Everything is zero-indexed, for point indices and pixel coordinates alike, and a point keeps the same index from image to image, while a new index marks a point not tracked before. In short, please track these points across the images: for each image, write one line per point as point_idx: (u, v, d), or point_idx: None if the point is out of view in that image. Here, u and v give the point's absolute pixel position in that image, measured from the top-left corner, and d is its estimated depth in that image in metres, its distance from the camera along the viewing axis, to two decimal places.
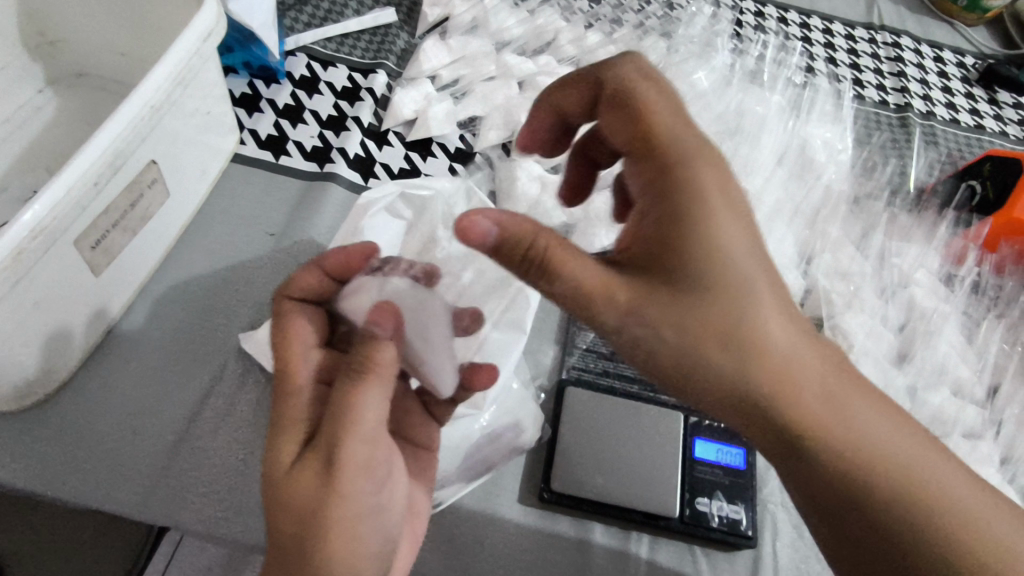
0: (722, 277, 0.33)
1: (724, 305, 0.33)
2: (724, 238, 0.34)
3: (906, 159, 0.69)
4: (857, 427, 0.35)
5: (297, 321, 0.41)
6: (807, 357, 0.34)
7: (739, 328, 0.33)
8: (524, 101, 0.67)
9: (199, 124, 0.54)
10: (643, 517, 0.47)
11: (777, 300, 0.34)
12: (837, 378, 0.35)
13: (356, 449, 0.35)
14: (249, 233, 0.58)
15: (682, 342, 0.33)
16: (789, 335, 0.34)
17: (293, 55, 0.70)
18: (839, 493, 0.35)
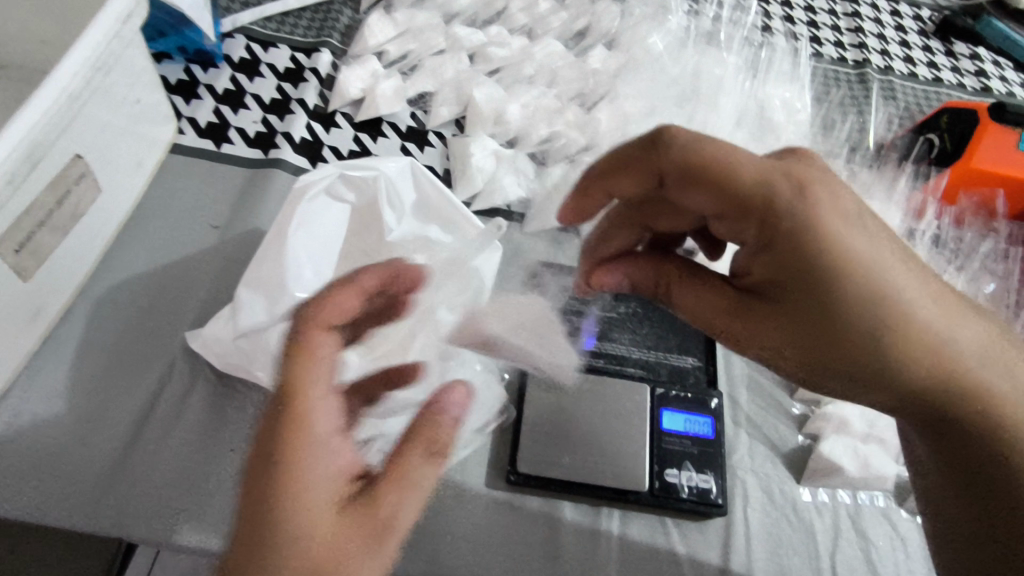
0: (816, 283, 0.35)
1: (834, 307, 0.35)
2: (830, 243, 0.35)
3: (865, 115, 0.68)
4: (985, 382, 0.35)
5: (329, 346, 0.33)
6: (925, 330, 0.35)
7: (871, 333, 0.35)
8: (474, 74, 0.65)
9: (128, 114, 0.51)
10: (612, 492, 0.47)
11: (917, 290, 0.35)
12: (970, 342, 0.35)
13: (409, 513, 0.32)
14: (193, 226, 0.55)
15: (818, 344, 0.36)
16: (915, 318, 0.35)
17: (231, 36, 0.66)
18: (968, 470, 0.36)
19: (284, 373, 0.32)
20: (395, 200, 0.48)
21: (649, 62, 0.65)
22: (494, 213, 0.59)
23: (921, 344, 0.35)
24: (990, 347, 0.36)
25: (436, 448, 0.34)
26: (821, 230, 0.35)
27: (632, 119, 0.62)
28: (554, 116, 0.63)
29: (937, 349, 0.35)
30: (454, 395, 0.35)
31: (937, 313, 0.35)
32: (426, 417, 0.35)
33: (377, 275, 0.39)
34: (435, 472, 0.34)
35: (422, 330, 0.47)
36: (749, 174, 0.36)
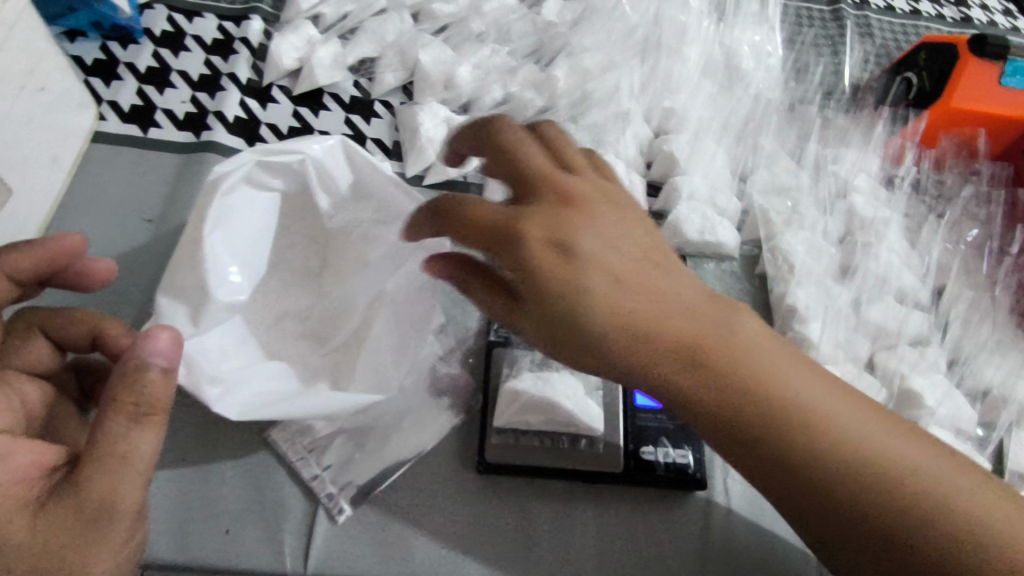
0: (579, 306, 0.32)
1: (570, 318, 0.32)
2: (524, 266, 0.32)
3: (840, 55, 0.64)
4: (795, 399, 0.32)
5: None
6: (699, 352, 0.32)
7: (639, 322, 0.32)
8: (420, 35, 0.60)
9: (27, 103, 0.46)
10: (586, 475, 0.45)
11: (646, 297, 0.32)
12: (761, 353, 0.32)
13: (132, 486, 0.31)
14: (122, 221, 0.51)
15: (616, 359, 0.32)
16: (688, 326, 0.32)
17: (151, 7, 0.60)
18: (821, 508, 0.31)
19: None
20: (328, 183, 0.43)
21: (608, 11, 0.61)
22: (451, 186, 0.55)
23: (737, 367, 0.32)
24: (776, 357, 0.33)
25: (144, 408, 0.32)
26: (585, 263, 0.32)
27: (591, 75, 0.58)
28: (509, 76, 0.59)
29: (730, 365, 0.32)
30: (157, 344, 0.33)
31: (691, 328, 0.32)
32: (122, 383, 0.32)
33: (42, 250, 0.37)
34: (155, 432, 0.32)
35: (373, 320, 0.43)
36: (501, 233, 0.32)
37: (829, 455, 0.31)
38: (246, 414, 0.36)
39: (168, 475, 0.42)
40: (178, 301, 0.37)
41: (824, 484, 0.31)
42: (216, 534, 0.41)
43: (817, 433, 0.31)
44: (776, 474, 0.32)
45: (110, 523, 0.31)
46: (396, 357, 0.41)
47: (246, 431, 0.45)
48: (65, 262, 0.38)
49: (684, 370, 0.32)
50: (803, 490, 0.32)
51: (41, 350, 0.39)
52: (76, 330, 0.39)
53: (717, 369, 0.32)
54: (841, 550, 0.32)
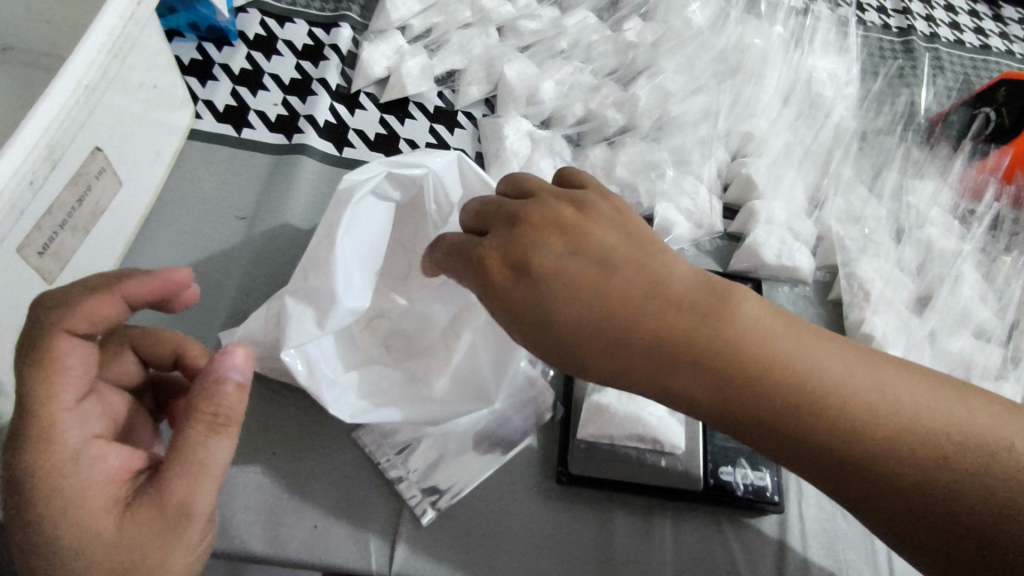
0: (594, 328, 0.31)
1: (592, 332, 0.32)
2: (549, 291, 0.32)
3: (914, 87, 0.65)
4: (821, 383, 0.30)
5: (74, 363, 0.30)
6: (717, 347, 0.31)
7: (655, 324, 0.31)
8: (505, 50, 0.61)
9: (146, 100, 0.48)
10: (666, 492, 0.45)
11: (641, 301, 0.32)
12: (767, 336, 0.31)
13: (206, 493, 0.31)
14: (215, 217, 0.52)
15: (642, 366, 0.31)
16: (692, 326, 0.31)
17: (245, 11, 0.62)
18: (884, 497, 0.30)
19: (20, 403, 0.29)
20: (442, 198, 0.43)
21: (690, 35, 0.62)
22: None
23: (752, 371, 0.30)
24: (789, 339, 0.32)
25: (221, 418, 0.32)
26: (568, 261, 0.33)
27: (673, 97, 0.59)
28: (591, 94, 0.60)
29: (744, 357, 0.30)
30: (232, 360, 0.34)
31: (698, 324, 0.31)
32: (202, 394, 0.32)
33: (159, 279, 0.34)
34: (231, 442, 0.32)
35: (464, 331, 0.44)
36: (520, 272, 0.33)
37: (866, 450, 0.29)
38: (357, 416, 0.39)
39: (260, 467, 0.43)
40: (305, 305, 0.37)
41: (876, 469, 0.29)
42: (305, 529, 0.42)
43: (837, 427, 0.30)
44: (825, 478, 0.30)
45: (184, 531, 0.30)
46: (495, 369, 0.43)
47: (335, 430, 0.46)
48: (167, 293, 0.35)
49: (705, 387, 0.31)
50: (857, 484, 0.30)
51: (127, 365, 0.37)
52: (158, 351, 0.37)
53: (731, 375, 0.30)
54: (917, 530, 0.29)
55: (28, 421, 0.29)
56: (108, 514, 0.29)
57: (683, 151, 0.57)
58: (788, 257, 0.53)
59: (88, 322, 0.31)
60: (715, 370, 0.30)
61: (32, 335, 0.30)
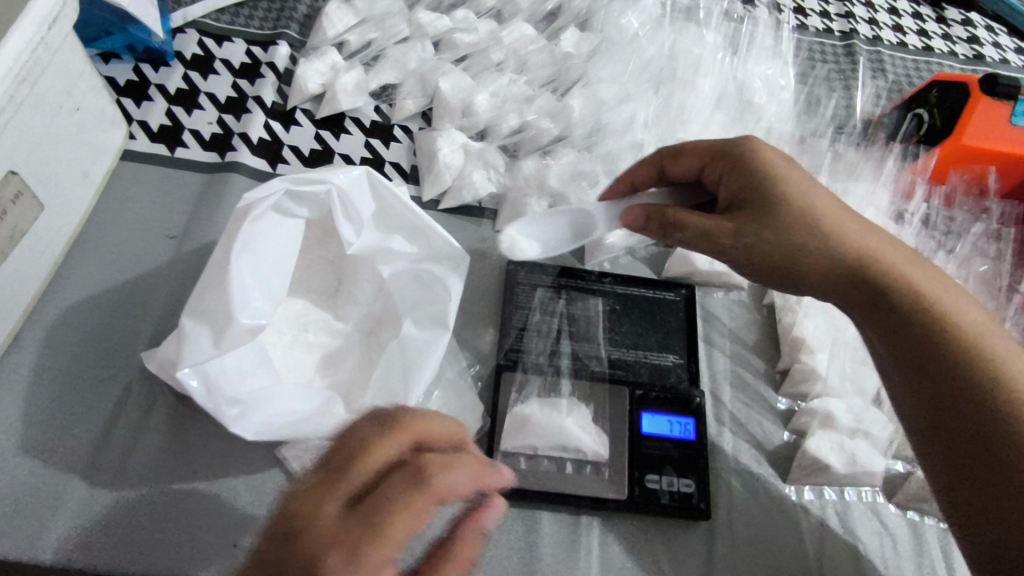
0: (770, 209, 0.42)
1: (779, 211, 0.41)
2: (773, 169, 0.43)
3: (852, 90, 0.65)
4: (925, 291, 0.40)
5: (402, 523, 0.30)
6: (854, 248, 0.41)
7: (820, 218, 0.41)
8: (440, 63, 0.62)
9: (69, 122, 0.48)
10: (591, 502, 0.45)
11: (840, 208, 0.42)
12: (912, 266, 0.41)
13: None
14: (146, 237, 0.53)
15: (780, 243, 0.41)
16: (868, 240, 0.41)
17: (182, 31, 0.63)
18: (939, 391, 0.38)
19: (344, 524, 0.29)
20: (353, 214, 0.44)
21: (625, 44, 0.63)
22: (465, 211, 0.57)
23: (891, 274, 0.40)
24: (916, 265, 0.41)
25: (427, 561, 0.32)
26: (786, 170, 0.43)
27: (606, 106, 0.60)
28: (526, 105, 0.60)
29: (881, 266, 0.40)
30: (487, 518, 0.34)
31: (852, 227, 0.41)
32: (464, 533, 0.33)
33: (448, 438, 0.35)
34: None
35: (387, 341, 0.44)
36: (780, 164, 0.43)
37: (934, 351, 0.38)
38: (261, 433, 0.37)
39: (179, 487, 0.43)
40: (201, 324, 0.37)
41: (945, 361, 0.38)
42: (222, 549, 0.42)
43: (912, 321, 0.39)
44: (907, 361, 0.39)
45: None
46: (406, 378, 0.42)
47: (259, 448, 0.46)
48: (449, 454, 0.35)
49: (857, 274, 0.40)
50: (921, 368, 0.38)
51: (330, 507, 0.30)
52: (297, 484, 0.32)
53: (878, 274, 0.40)
54: (959, 429, 0.37)
55: (369, 528, 0.29)
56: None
57: (615, 158, 0.58)
58: (721, 265, 0.54)
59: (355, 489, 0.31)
60: (850, 268, 0.41)
61: (343, 455, 0.32)
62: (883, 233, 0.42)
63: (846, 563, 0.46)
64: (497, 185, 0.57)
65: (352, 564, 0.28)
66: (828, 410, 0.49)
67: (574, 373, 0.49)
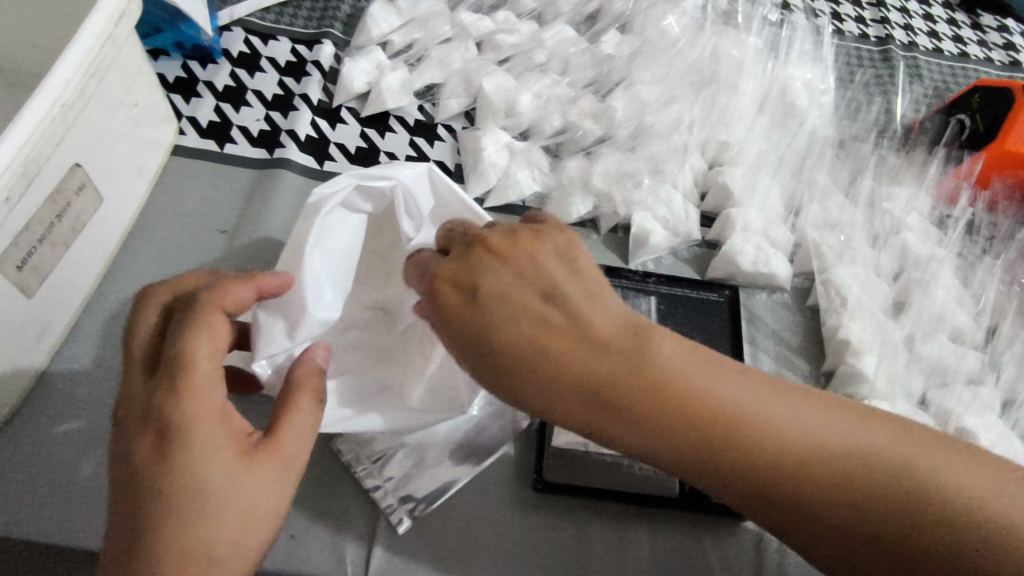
0: (523, 352, 0.31)
1: (560, 349, 0.31)
2: (489, 303, 0.32)
3: (891, 95, 0.66)
4: (728, 420, 0.30)
5: (199, 355, 0.31)
6: (615, 383, 0.31)
7: (547, 358, 0.31)
8: (484, 63, 0.62)
9: (128, 117, 0.49)
10: (642, 498, 0.45)
11: (568, 324, 0.32)
12: (702, 369, 0.31)
13: (268, 484, 0.32)
14: (198, 232, 0.53)
15: (561, 404, 0.31)
16: (662, 377, 0.31)
17: (229, 29, 0.64)
18: (845, 539, 0.30)
19: (169, 381, 0.30)
20: (414, 209, 0.44)
21: (666, 46, 0.63)
22: (509, 210, 0.57)
23: (700, 425, 0.30)
24: (707, 365, 0.32)
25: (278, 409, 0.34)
26: (518, 287, 0.32)
27: (649, 107, 0.60)
28: (569, 106, 0.61)
29: (654, 404, 0.30)
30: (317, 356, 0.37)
31: (610, 360, 0.31)
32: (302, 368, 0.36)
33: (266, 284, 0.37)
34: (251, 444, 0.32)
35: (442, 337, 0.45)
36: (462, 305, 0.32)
37: (824, 502, 0.30)
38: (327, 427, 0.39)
39: None
40: (277, 316, 0.37)
41: (841, 514, 0.30)
42: (280, 540, 0.42)
43: (737, 470, 0.30)
44: (789, 520, 0.30)
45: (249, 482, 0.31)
46: (469, 381, 0.43)
47: (313, 440, 0.46)
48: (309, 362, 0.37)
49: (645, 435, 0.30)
50: (821, 524, 0.30)
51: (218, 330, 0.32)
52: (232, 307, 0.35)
53: (687, 424, 0.30)
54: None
55: (174, 384, 0.30)
56: (237, 466, 0.31)
57: (659, 159, 0.58)
58: (765, 265, 0.53)
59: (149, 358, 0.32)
60: (672, 421, 0.30)
61: (190, 306, 0.32)
62: (597, 325, 0.32)
63: None
64: (542, 184, 0.57)
65: (182, 424, 0.30)
66: None
67: None
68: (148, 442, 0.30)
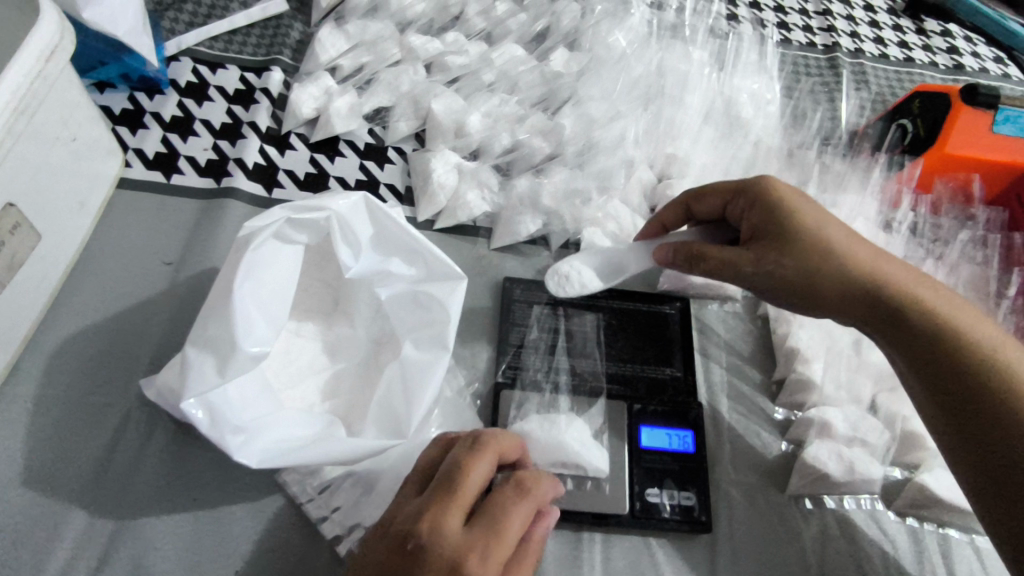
0: (812, 231, 0.41)
1: (839, 239, 0.41)
2: (795, 203, 0.43)
3: (836, 103, 0.67)
4: (947, 312, 0.39)
5: (514, 527, 0.34)
6: (868, 272, 0.40)
7: (826, 240, 0.41)
8: (432, 85, 0.62)
9: (65, 153, 0.48)
10: (593, 518, 0.45)
11: (851, 233, 0.42)
12: (928, 290, 0.40)
13: None
14: (144, 264, 0.53)
15: (804, 275, 0.41)
16: (902, 274, 0.41)
17: (176, 59, 0.63)
18: (980, 423, 0.37)
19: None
20: (351, 238, 0.44)
21: (613, 61, 0.64)
22: (460, 230, 0.58)
23: (908, 312, 0.40)
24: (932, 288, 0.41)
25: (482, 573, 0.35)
26: (812, 203, 0.43)
27: (597, 122, 0.60)
28: (517, 124, 0.61)
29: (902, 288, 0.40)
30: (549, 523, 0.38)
31: (868, 253, 0.41)
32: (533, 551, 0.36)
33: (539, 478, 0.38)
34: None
35: (388, 363, 0.45)
36: (805, 205, 0.43)
37: (983, 388, 0.37)
38: (266, 461, 0.37)
39: (177, 517, 0.43)
40: (206, 353, 0.37)
41: (995, 403, 0.36)
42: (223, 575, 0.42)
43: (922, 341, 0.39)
44: (953, 391, 0.38)
45: None
46: (406, 399, 0.42)
47: (260, 472, 0.46)
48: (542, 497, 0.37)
49: (892, 306, 0.40)
50: (969, 401, 0.37)
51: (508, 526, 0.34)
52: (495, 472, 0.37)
53: (898, 300, 0.40)
54: (1004, 467, 0.35)
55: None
56: None
57: (607, 175, 0.58)
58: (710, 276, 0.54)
59: (442, 499, 0.34)
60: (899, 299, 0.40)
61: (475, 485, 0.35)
62: (874, 244, 0.42)
63: (847, 567, 0.46)
64: (492, 204, 0.57)
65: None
66: (825, 418, 0.49)
67: (574, 389, 0.50)
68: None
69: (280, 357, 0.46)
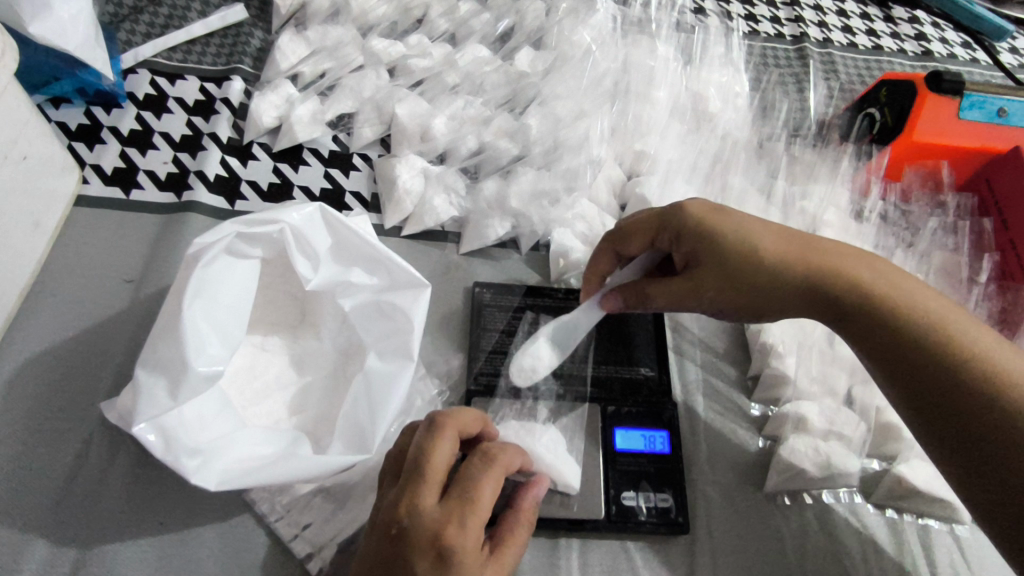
0: (738, 253, 0.41)
1: (767, 250, 0.40)
2: (713, 226, 0.42)
3: (804, 93, 0.67)
4: (889, 297, 0.39)
5: (488, 493, 0.33)
6: (802, 279, 0.40)
7: (754, 259, 0.40)
8: (394, 89, 0.61)
9: (15, 173, 0.47)
10: (569, 524, 0.44)
11: (779, 240, 0.41)
12: (866, 275, 0.39)
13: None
14: (104, 283, 0.52)
15: (742, 293, 0.41)
16: (841, 264, 0.40)
17: (134, 71, 0.62)
18: (943, 408, 0.36)
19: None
20: (309, 249, 0.43)
21: (580, 58, 0.63)
22: (428, 236, 0.57)
23: (850, 309, 0.39)
24: (872, 271, 0.40)
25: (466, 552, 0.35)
26: (733, 216, 0.42)
27: (563, 122, 0.60)
28: (483, 126, 0.60)
29: (840, 284, 0.39)
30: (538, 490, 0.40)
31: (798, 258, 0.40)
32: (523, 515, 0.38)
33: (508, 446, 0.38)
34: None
35: (354, 374, 0.44)
36: (726, 224, 0.42)
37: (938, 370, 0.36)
38: (224, 483, 0.36)
39: (141, 541, 0.42)
40: (157, 375, 0.36)
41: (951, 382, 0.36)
42: None
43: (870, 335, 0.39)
44: (910, 377, 0.37)
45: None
46: (370, 412, 0.41)
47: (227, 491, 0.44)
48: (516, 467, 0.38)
49: (834, 305, 0.40)
50: (929, 385, 0.37)
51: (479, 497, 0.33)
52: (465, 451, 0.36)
53: (837, 301, 0.39)
54: (973, 447, 0.35)
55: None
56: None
57: (574, 174, 0.58)
58: None
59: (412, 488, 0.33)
60: (839, 299, 0.39)
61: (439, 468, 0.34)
62: (805, 240, 0.41)
63: (826, 562, 0.46)
64: (460, 208, 0.57)
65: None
66: (800, 412, 0.49)
67: (546, 393, 0.49)
68: (429, 567, 0.31)
69: (244, 373, 0.45)
